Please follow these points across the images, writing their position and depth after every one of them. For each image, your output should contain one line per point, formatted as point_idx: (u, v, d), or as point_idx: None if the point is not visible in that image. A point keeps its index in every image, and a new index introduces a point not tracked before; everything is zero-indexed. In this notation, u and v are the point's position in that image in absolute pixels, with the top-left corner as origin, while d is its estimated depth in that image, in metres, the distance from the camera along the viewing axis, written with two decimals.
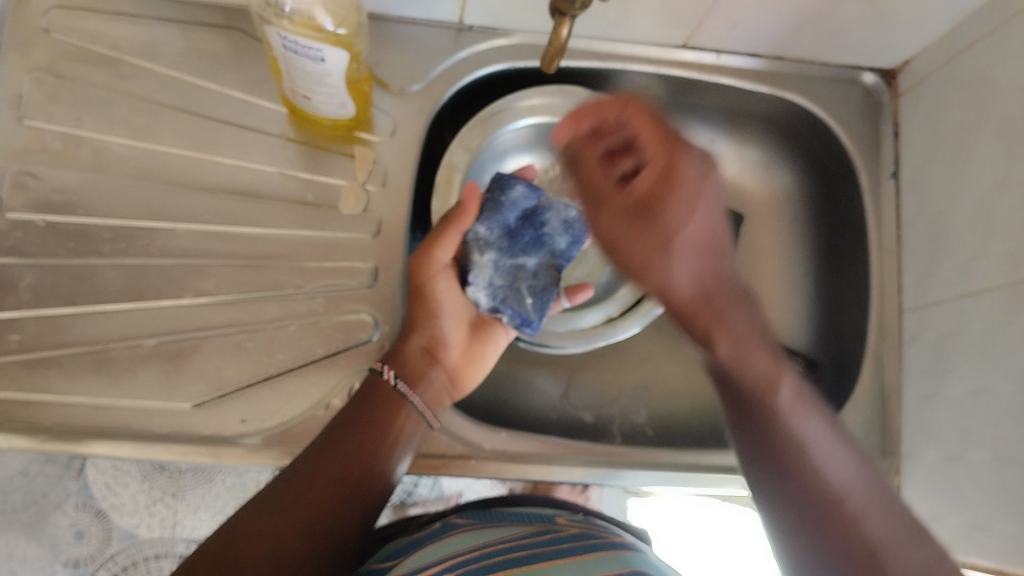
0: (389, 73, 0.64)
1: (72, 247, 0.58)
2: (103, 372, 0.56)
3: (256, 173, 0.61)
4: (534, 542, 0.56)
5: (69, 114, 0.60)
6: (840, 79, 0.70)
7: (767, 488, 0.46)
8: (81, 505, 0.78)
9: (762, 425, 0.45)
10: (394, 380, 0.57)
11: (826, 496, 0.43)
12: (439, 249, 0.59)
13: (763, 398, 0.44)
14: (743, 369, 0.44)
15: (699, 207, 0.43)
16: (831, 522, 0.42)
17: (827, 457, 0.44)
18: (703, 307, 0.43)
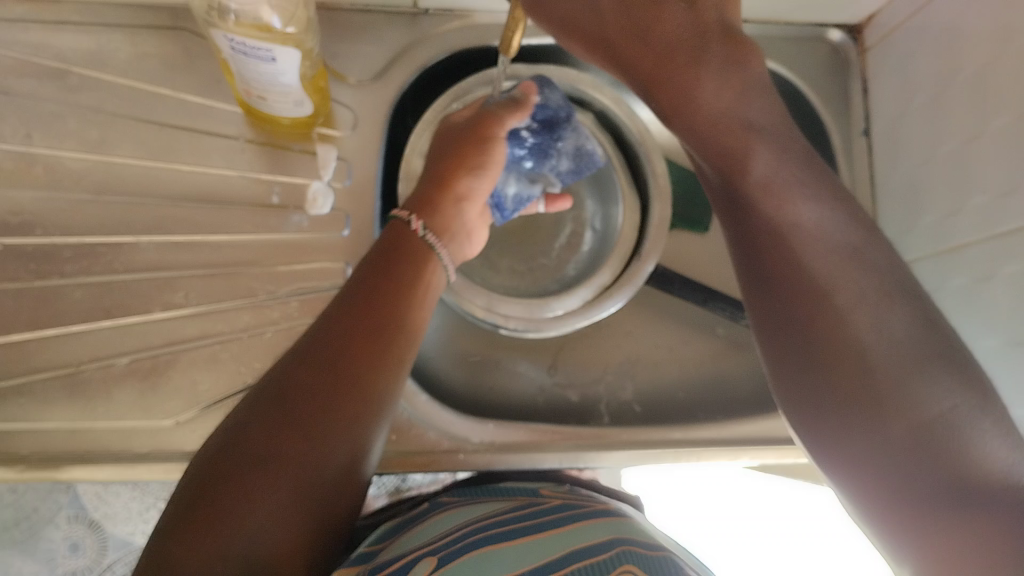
0: (346, 65, 0.63)
1: (34, 269, 0.57)
2: (78, 396, 0.55)
3: (217, 179, 0.60)
4: (518, 514, 0.55)
5: (19, 132, 0.58)
6: (806, 37, 0.69)
7: (768, 313, 0.45)
8: (73, 517, 0.79)
9: (740, 201, 0.47)
10: (423, 232, 0.55)
11: (810, 293, 0.43)
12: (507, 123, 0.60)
13: (740, 165, 0.47)
14: (756, 210, 0.46)
15: (701, 60, 0.49)
16: (827, 352, 0.41)
17: (810, 231, 0.44)
18: (720, 126, 0.48)
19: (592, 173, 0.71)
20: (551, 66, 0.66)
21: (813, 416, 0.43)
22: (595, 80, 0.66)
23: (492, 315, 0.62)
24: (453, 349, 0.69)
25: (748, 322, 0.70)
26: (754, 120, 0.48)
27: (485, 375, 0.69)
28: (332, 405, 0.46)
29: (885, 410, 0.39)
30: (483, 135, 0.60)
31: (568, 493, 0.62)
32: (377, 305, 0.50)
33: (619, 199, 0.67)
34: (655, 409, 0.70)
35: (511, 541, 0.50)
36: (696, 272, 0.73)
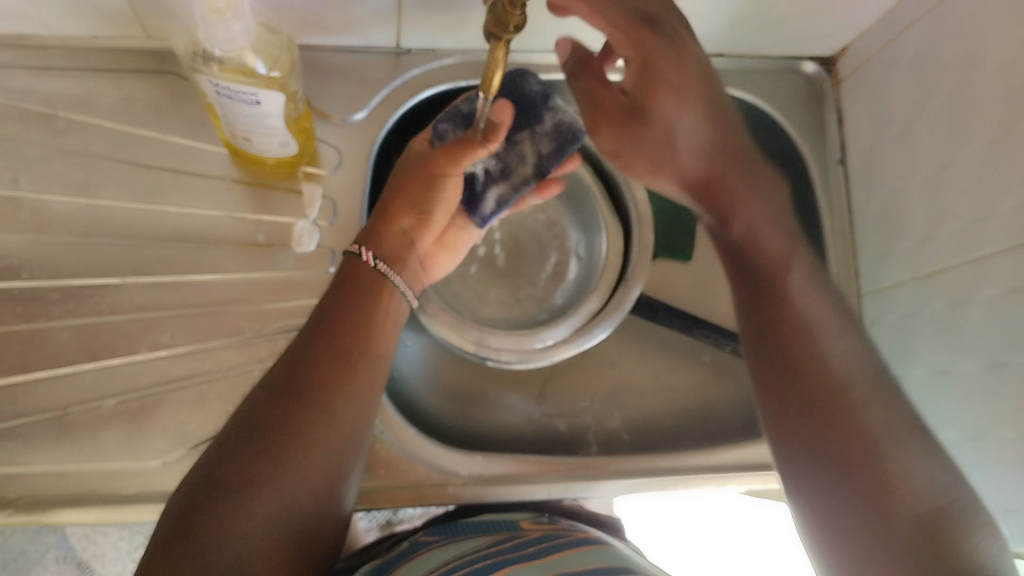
0: (329, 105, 0.63)
1: (21, 312, 0.57)
2: (65, 438, 0.55)
3: (203, 219, 0.60)
4: (498, 549, 0.55)
5: (5, 177, 0.59)
6: (782, 70, 0.70)
7: (777, 391, 0.49)
8: (61, 558, 0.79)
9: (763, 292, 0.52)
10: (372, 262, 0.54)
11: (829, 389, 0.47)
12: (456, 163, 0.56)
13: (777, 272, 0.52)
14: (780, 306, 0.51)
15: (756, 178, 0.53)
16: (843, 432, 0.46)
17: (829, 338, 0.49)
18: (767, 232, 0.53)
19: (574, 200, 0.72)
20: None
21: (808, 482, 0.47)
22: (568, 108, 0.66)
23: (485, 348, 0.62)
24: (440, 383, 0.69)
25: (732, 350, 0.70)
26: (789, 236, 0.53)
27: (473, 408, 0.69)
28: (310, 437, 0.47)
29: (886, 494, 0.43)
30: (429, 174, 0.57)
31: (547, 523, 0.62)
32: (353, 337, 0.51)
33: (603, 227, 0.68)
34: (642, 438, 0.70)
35: (495, 573, 0.51)
36: (679, 301, 0.74)
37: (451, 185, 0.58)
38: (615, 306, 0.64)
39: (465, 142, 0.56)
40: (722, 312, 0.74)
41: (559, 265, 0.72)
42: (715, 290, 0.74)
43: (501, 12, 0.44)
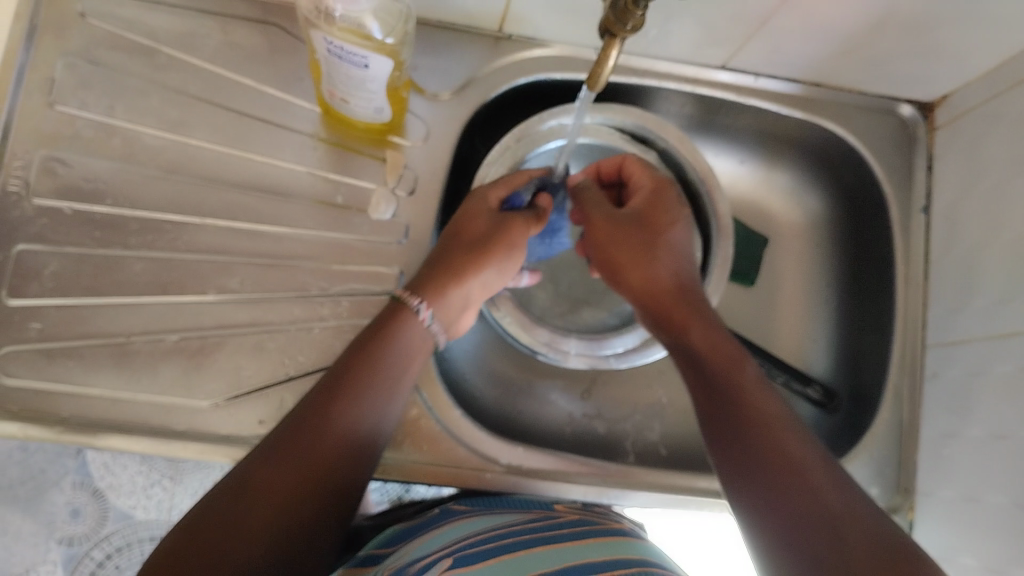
0: (425, 79, 0.64)
1: (98, 237, 0.58)
2: (124, 366, 0.56)
3: (284, 172, 0.61)
4: (533, 527, 0.54)
5: (102, 103, 0.59)
6: (877, 108, 0.70)
7: (746, 479, 0.45)
8: (77, 483, 0.85)
9: (729, 392, 0.49)
10: (426, 319, 0.54)
11: (812, 496, 0.42)
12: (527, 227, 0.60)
13: (733, 373, 0.50)
14: (753, 409, 0.47)
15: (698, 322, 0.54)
16: (816, 507, 0.41)
17: (811, 449, 0.45)
18: (719, 351, 0.51)
19: None
20: (616, 107, 0.65)
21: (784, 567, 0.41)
22: (659, 121, 0.66)
23: (555, 350, 0.64)
24: (490, 369, 0.70)
25: (782, 380, 0.70)
26: (744, 357, 0.51)
27: (517, 398, 0.70)
28: (319, 472, 0.47)
29: None
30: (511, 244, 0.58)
31: (583, 509, 0.60)
32: (366, 400, 0.50)
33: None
34: (682, 454, 0.70)
35: (519, 552, 0.50)
36: (737, 325, 0.74)
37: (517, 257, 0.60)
38: None
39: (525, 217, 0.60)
40: (777, 343, 0.74)
41: None
42: (775, 319, 0.75)
43: (620, 10, 0.44)
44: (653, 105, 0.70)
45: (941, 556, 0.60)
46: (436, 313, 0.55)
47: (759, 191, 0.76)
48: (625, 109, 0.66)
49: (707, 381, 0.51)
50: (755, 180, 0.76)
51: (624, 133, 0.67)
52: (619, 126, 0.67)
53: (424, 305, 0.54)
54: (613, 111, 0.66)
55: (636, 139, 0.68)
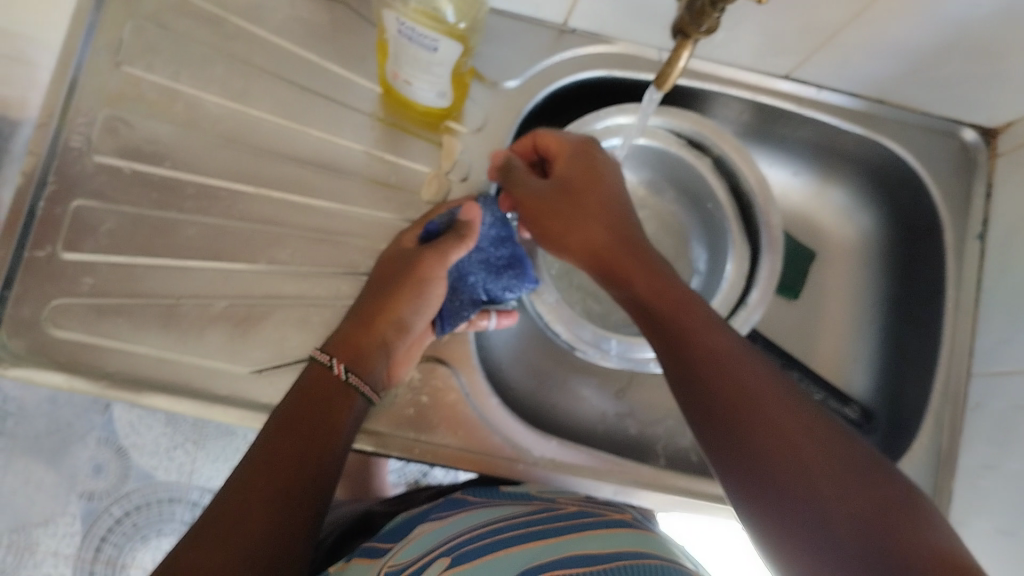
0: (486, 67, 0.64)
1: (156, 198, 0.58)
2: (171, 328, 0.57)
3: (341, 149, 0.61)
4: (532, 520, 0.54)
5: (167, 67, 0.60)
6: (938, 131, 0.69)
7: (728, 453, 0.45)
8: (101, 439, 0.87)
9: (684, 340, 0.49)
10: (344, 375, 0.54)
11: (784, 437, 0.43)
12: (451, 253, 0.59)
13: (683, 319, 0.50)
14: (708, 354, 0.48)
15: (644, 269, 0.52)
16: (789, 448, 0.43)
17: (769, 383, 0.46)
18: (668, 293, 0.51)
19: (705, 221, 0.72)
20: (677, 111, 0.65)
21: (770, 511, 0.42)
22: (717, 130, 0.65)
23: (594, 348, 0.64)
24: (527, 360, 0.70)
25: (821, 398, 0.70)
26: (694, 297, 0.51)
27: (551, 392, 0.70)
28: (304, 450, 0.50)
29: (874, 517, 0.40)
30: (422, 276, 0.58)
31: (586, 501, 0.59)
32: (327, 420, 0.52)
33: (730, 246, 0.66)
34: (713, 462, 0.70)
35: (516, 546, 0.49)
36: (777, 337, 0.74)
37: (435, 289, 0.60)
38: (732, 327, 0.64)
39: (450, 242, 0.59)
40: (815, 358, 0.74)
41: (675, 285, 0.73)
42: (815, 335, 0.74)
43: (696, 12, 0.44)
44: (711, 110, 0.70)
45: None
46: (361, 366, 0.55)
47: (811, 205, 0.76)
48: (687, 115, 0.65)
49: (662, 328, 0.50)
50: (807, 194, 0.76)
51: (683, 137, 0.67)
52: (677, 130, 0.67)
53: (336, 360, 0.54)
54: (673, 116, 0.65)
55: (695, 146, 0.68)
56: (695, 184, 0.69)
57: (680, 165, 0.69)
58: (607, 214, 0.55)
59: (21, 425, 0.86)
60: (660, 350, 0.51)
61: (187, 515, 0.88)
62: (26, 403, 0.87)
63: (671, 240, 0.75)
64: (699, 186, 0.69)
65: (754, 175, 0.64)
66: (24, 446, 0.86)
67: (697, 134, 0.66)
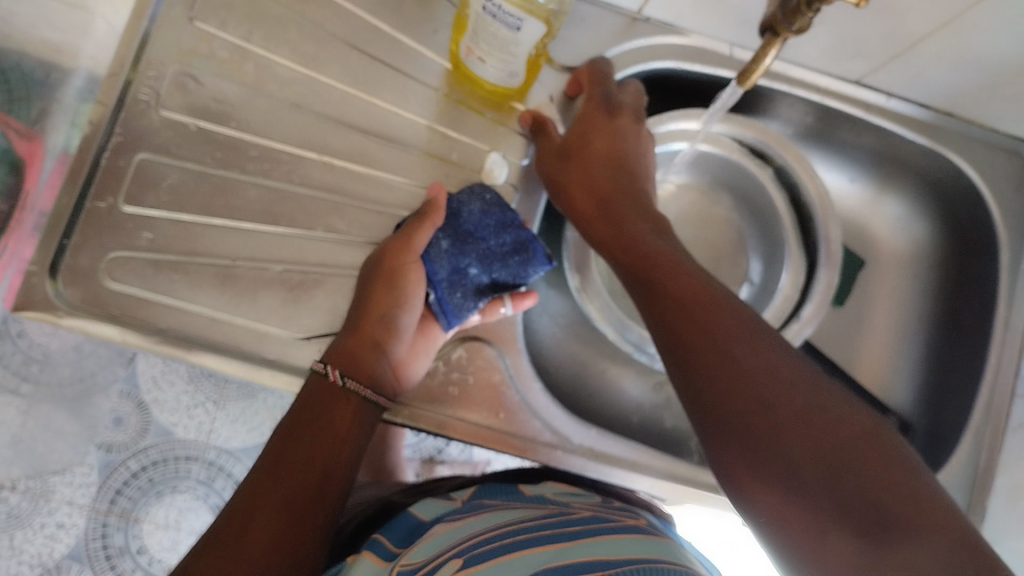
0: (556, 50, 0.63)
1: (219, 157, 0.58)
2: (226, 288, 0.57)
3: (406, 122, 0.61)
4: (545, 524, 0.54)
5: (240, 26, 0.60)
6: (1003, 148, 0.68)
7: (703, 414, 0.41)
8: (123, 393, 0.88)
9: (665, 299, 0.46)
10: (342, 381, 0.53)
11: (758, 389, 0.39)
12: (418, 238, 0.57)
13: (665, 275, 0.47)
14: (685, 309, 0.44)
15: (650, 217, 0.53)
16: (762, 401, 0.39)
17: (747, 332, 0.42)
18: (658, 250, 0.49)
19: (763, 234, 0.71)
20: (740, 115, 0.65)
21: (751, 475, 0.38)
22: (784, 140, 0.65)
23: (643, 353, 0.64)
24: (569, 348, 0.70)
25: None
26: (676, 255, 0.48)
27: (590, 380, 0.70)
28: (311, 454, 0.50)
29: (854, 472, 0.35)
30: (393, 270, 0.57)
31: (601, 509, 0.59)
32: (334, 419, 0.52)
33: (786, 256, 0.66)
34: None
35: (530, 549, 0.49)
36: (819, 343, 0.73)
37: (417, 281, 0.58)
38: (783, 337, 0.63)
39: (412, 226, 0.57)
40: (856, 368, 0.73)
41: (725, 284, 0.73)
42: (858, 344, 0.74)
43: (789, 11, 0.43)
44: (775, 111, 0.69)
45: None
46: (356, 371, 0.54)
47: (867, 214, 0.75)
48: (750, 121, 0.66)
49: (648, 282, 0.48)
50: (864, 205, 0.75)
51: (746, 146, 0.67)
52: (739, 137, 0.67)
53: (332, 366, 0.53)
54: (736, 120, 0.66)
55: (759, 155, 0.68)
56: (751, 189, 0.69)
57: (741, 175, 0.69)
58: (613, 159, 0.57)
59: (46, 371, 0.87)
60: (645, 305, 0.48)
61: (202, 474, 0.89)
62: (51, 351, 0.87)
63: (722, 238, 0.74)
64: (760, 197, 0.68)
65: (817, 183, 0.64)
66: (47, 393, 0.87)
67: (760, 142, 0.66)
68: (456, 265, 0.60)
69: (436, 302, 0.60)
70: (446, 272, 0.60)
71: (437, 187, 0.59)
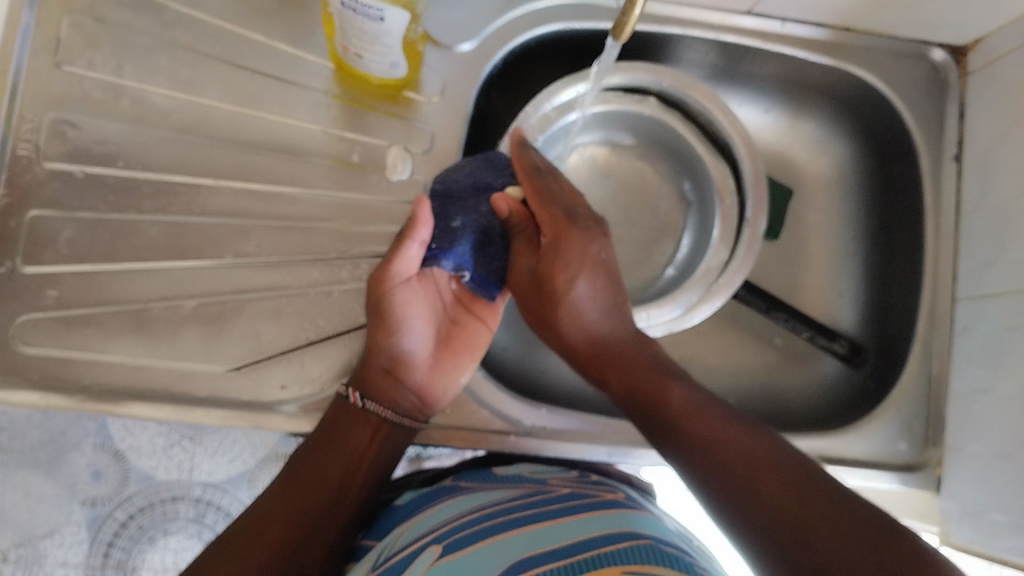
0: (440, 32, 0.62)
1: (113, 201, 0.57)
2: (143, 333, 0.55)
3: (299, 130, 0.59)
4: (523, 505, 0.52)
5: (110, 62, 0.58)
6: (906, 54, 0.67)
7: (690, 470, 0.47)
8: (97, 445, 0.84)
9: (643, 387, 0.53)
10: (360, 402, 0.54)
11: (756, 490, 0.43)
12: (400, 266, 0.53)
13: (660, 397, 0.51)
14: (669, 406, 0.50)
15: (615, 306, 0.56)
16: (761, 493, 0.43)
17: (746, 454, 0.45)
18: (643, 366, 0.53)
19: (683, 165, 0.70)
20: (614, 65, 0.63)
21: (743, 525, 0.43)
22: (652, 66, 0.64)
23: None
24: (514, 329, 0.69)
25: (809, 336, 0.69)
26: (654, 378, 0.53)
27: (538, 357, 0.69)
28: (333, 469, 0.53)
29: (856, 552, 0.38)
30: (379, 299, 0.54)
31: (579, 484, 0.58)
32: (359, 433, 0.54)
33: (716, 193, 0.65)
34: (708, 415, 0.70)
35: (508, 533, 0.48)
36: (762, 279, 0.73)
37: (414, 300, 0.56)
38: (748, 242, 0.62)
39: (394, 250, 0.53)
40: (801, 297, 0.73)
41: (660, 236, 0.72)
42: (800, 274, 0.74)
43: None
44: (676, 56, 0.68)
45: (969, 512, 0.60)
46: (376, 398, 0.54)
47: (785, 141, 0.74)
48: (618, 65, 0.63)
49: (632, 398, 0.53)
50: (779, 131, 0.74)
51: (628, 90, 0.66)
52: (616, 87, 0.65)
53: (352, 389, 0.54)
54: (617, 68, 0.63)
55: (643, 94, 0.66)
56: (669, 139, 0.68)
57: (641, 120, 0.67)
58: (594, 279, 0.56)
59: (13, 438, 0.84)
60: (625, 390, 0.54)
61: (192, 512, 0.86)
62: (15, 416, 0.84)
63: (654, 191, 0.73)
64: (670, 135, 0.67)
65: (695, 87, 0.63)
66: (15, 459, 0.84)
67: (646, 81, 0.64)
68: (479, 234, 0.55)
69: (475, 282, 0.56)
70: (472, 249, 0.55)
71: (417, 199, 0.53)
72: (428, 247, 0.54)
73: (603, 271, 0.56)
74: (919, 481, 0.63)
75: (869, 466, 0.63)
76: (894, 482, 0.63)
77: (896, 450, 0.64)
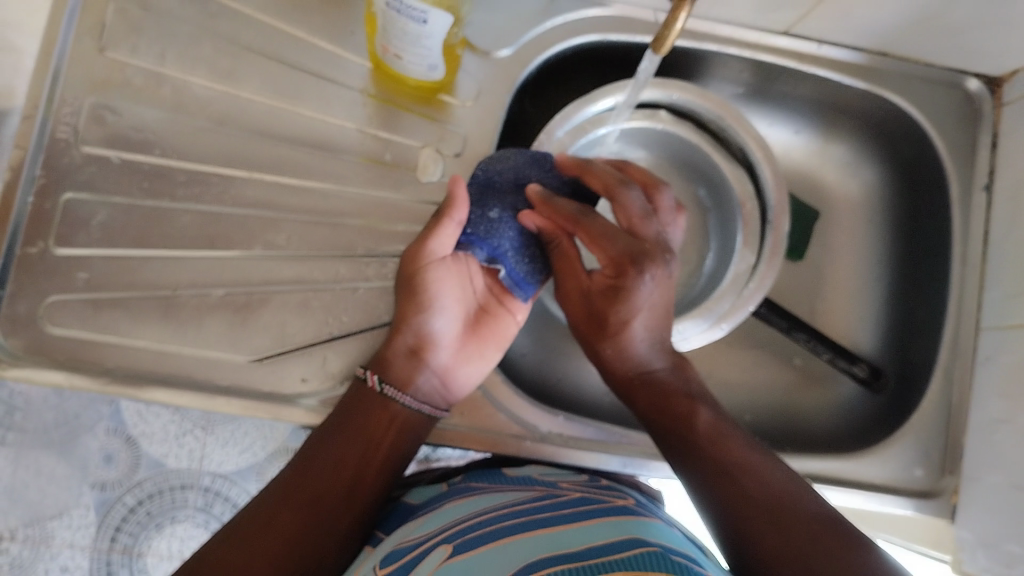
0: (478, 36, 0.62)
1: (147, 187, 0.57)
2: (170, 319, 0.56)
3: (333, 127, 0.60)
4: (534, 509, 0.52)
5: (152, 50, 0.59)
6: (941, 82, 0.67)
7: (707, 495, 0.48)
8: (111, 429, 0.85)
9: (672, 409, 0.53)
10: (377, 386, 0.54)
11: (779, 537, 0.44)
12: (436, 243, 0.53)
13: (689, 421, 0.52)
14: (696, 433, 0.51)
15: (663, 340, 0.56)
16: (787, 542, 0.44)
17: (773, 500, 0.46)
18: (673, 390, 0.54)
19: (707, 183, 0.70)
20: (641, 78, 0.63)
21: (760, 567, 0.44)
22: (663, 82, 0.63)
23: None
24: (535, 335, 0.69)
25: (829, 359, 0.69)
26: (682, 402, 0.53)
27: (557, 364, 0.69)
28: (343, 459, 0.52)
29: None
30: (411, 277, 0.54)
31: (591, 488, 0.58)
32: (370, 422, 0.54)
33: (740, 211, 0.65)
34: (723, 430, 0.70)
35: (518, 536, 0.48)
36: (785, 299, 0.73)
37: (446, 280, 0.56)
38: (775, 244, 0.62)
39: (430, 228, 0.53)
40: (823, 319, 0.73)
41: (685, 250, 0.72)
42: (823, 296, 0.73)
43: None
44: (710, 72, 0.68)
45: (984, 543, 0.60)
46: (398, 384, 0.55)
47: (815, 163, 0.74)
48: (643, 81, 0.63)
49: (656, 415, 0.54)
50: (808, 152, 0.74)
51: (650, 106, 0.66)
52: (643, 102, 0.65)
53: (371, 371, 0.54)
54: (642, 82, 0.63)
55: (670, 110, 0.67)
56: (697, 158, 0.68)
57: (668, 136, 0.68)
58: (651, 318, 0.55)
59: (30, 418, 0.84)
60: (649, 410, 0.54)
61: (200, 501, 0.86)
62: (33, 397, 0.85)
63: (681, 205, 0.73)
64: (696, 153, 0.67)
65: (707, 97, 0.63)
66: (31, 439, 0.85)
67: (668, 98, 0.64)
68: (517, 230, 0.54)
69: (507, 276, 0.56)
70: (508, 243, 0.54)
71: (454, 179, 0.53)
72: (463, 230, 0.54)
73: (661, 311, 0.54)
74: (935, 509, 0.63)
75: (884, 492, 0.63)
76: (909, 508, 0.63)
77: (912, 477, 0.64)
